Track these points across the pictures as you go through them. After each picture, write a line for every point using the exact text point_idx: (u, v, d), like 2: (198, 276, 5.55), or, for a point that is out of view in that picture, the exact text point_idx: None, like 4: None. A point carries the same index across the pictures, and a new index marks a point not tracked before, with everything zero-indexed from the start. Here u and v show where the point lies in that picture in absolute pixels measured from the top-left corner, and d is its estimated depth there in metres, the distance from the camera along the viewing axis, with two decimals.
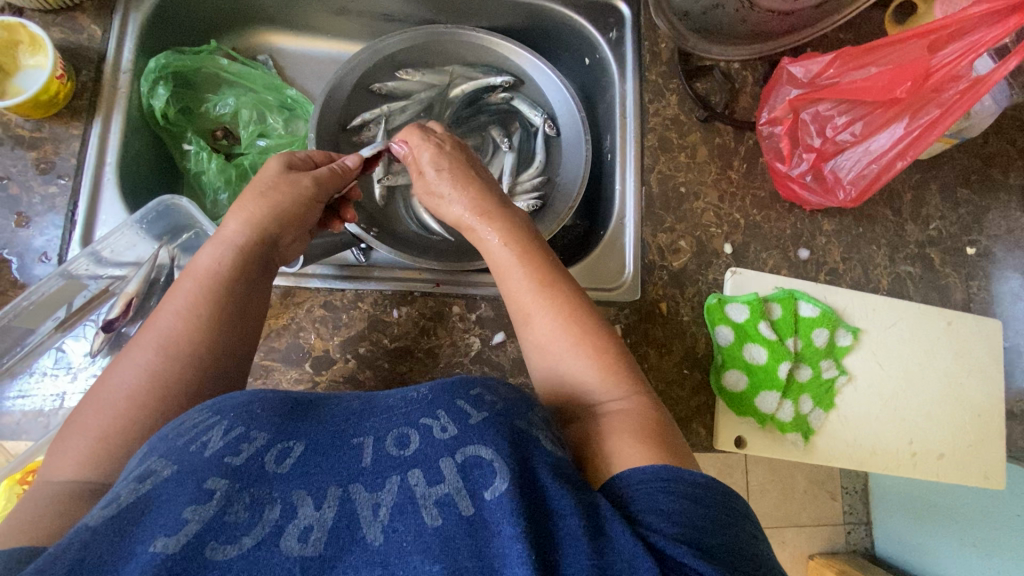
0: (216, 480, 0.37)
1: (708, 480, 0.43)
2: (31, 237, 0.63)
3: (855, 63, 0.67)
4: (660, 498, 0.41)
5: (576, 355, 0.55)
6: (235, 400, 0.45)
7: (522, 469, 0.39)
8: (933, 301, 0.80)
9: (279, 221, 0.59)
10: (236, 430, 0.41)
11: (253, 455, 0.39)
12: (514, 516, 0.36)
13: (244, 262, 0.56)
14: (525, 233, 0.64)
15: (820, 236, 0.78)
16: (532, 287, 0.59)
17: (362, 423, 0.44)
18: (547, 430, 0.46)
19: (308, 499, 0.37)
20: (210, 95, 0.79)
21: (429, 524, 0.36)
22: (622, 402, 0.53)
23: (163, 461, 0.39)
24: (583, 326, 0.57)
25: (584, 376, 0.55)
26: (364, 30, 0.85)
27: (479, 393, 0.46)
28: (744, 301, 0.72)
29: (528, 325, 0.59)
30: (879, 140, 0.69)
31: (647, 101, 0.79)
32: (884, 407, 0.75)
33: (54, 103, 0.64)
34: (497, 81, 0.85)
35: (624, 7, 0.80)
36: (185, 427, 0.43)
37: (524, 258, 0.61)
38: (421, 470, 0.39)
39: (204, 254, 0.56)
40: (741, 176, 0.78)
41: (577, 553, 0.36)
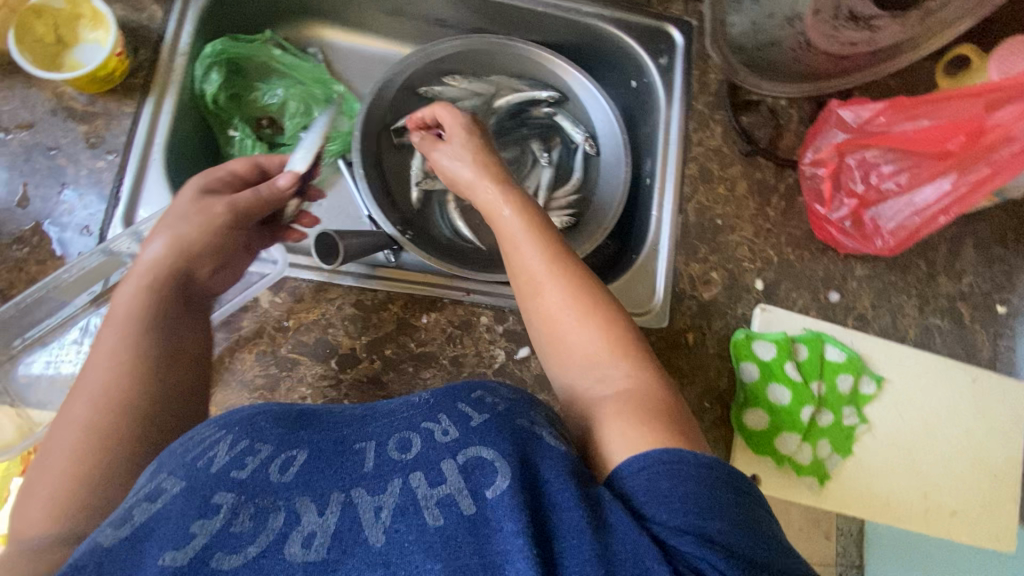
0: (224, 494, 0.39)
1: (713, 461, 0.43)
2: (75, 210, 0.64)
3: (906, 114, 0.68)
4: (661, 482, 0.42)
5: (586, 325, 0.55)
6: (239, 415, 0.47)
7: (523, 466, 0.41)
8: (959, 355, 0.80)
9: (192, 259, 0.59)
10: (241, 443, 0.43)
11: (257, 467, 0.41)
12: (516, 512, 0.38)
13: (157, 300, 0.56)
14: (532, 210, 0.63)
15: (851, 280, 0.78)
16: (543, 256, 0.59)
17: (363, 429, 0.46)
18: (550, 427, 0.47)
19: (311, 506, 0.38)
20: (260, 83, 0.80)
21: (431, 524, 0.38)
22: (630, 378, 0.52)
23: (172, 478, 0.40)
24: (593, 299, 0.57)
25: (593, 346, 0.55)
26: (416, 32, 0.86)
27: (481, 396, 0.48)
28: (772, 339, 0.71)
29: (539, 296, 0.58)
30: (923, 194, 0.69)
31: (692, 129, 0.79)
32: (901, 460, 0.74)
33: (110, 79, 0.66)
34: (543, 95, 0.85)
35: (677, 35, 0.81)
36: (192, 443, 0.44)
37: (537, 232, 0.61)
38: (423, 472, 0.41)
39: (122, 293, 0.56)
40: (778, 214, 0.78)
41: (578, 545, 0.37)
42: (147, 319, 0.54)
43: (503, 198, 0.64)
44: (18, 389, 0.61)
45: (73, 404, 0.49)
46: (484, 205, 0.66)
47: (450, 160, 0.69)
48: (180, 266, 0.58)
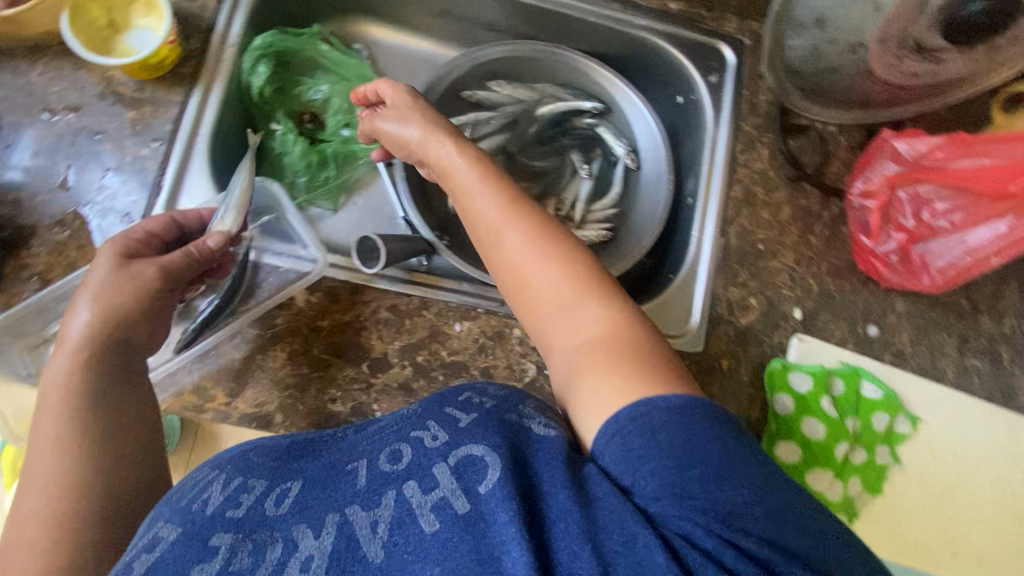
0: (221, 535, 0.41)
1: (681, 400, 0.43)
2: (117, 196, 0.64)
3: (966, 151, 0.68)
4: (634, 440, 0.42)
5: (550, 270, 0.54)
6: (231, 455, 0.50)
7: (512, 460, 0.42)
8: (997, 399, 0.77)
9: (122, 329, 0.55)
10: (235, 482, 0.45)
11: (252, 504, 0.43)
12: (507, 501, 0.39)
13: (89, 366, 0.53)
14: (484, 162, 0.62)
15: (892, 315, 0.75)
16: (497, 206, 0.58)
17: (355, 449, 0.49)
18: (540, 416, 0.49)
19: (307, 531, 0.41)
20: (305, 78, 0.80)
21: (427, 530, 0.40)
22: (598, 315, 0.52)
23: (168, 526, 0.42)
24: (555, 241, 0.56)
25: (559, 289, 0.53)
26: (463, 35, 0.85)
27: (467, 398, 0.49)
28: (809, 371, 0.70)
29: (500, 247, 0.56)
30: (977, 234, 0.69)
31: (738, 151, 0.77)
32: (930, 503, 0.73)
33: (160, 66, 0.66)
34: (586, 105, 0.84)
35: (729, 53, 0.79)
36: (186, 488, 0.47)
37: (495, 182, 0.60)
38: (415, 481, 0.42)
39: (55, 367, 0.52)
40: (822, 242, 0.76)
41: (566, 525, 0.39)
42: (93, 391, 0.52)
43: (455, 152, 0.62)
44: None
45: (35, 457, 0.49)
46: (436, 161, 0.63)
47: (396, 122, 0.66)
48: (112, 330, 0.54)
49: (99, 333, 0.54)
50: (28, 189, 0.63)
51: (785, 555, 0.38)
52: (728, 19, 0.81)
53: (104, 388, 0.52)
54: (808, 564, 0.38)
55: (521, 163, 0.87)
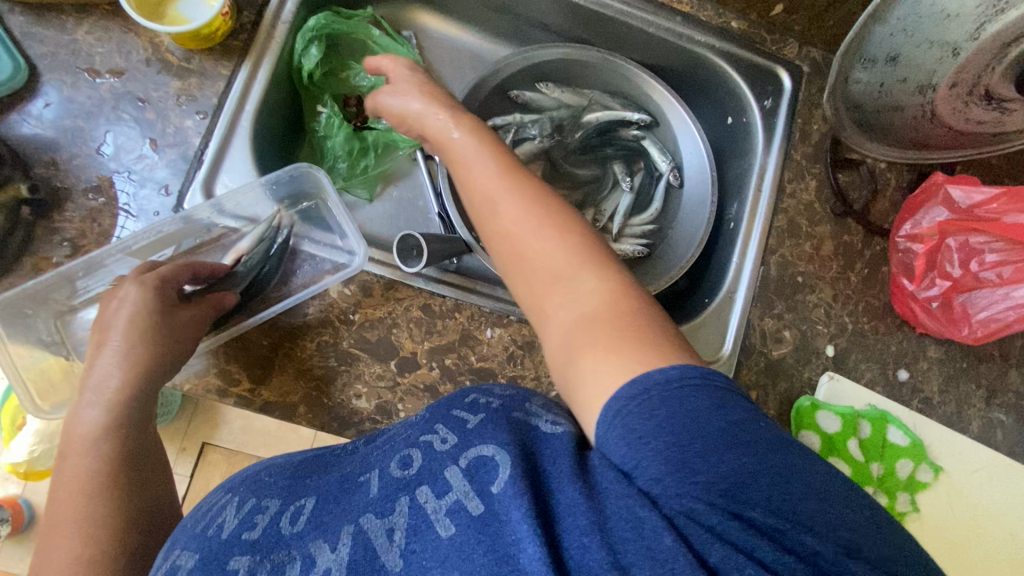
0: (239, 558, 0.42)
1: (680, 371, 0.40)
2: (156, 167, 0.62)
3: (1020, 205, 0.67)
4: (634, 421, 0.38)
5: (544, 237, 0.51)
6: (244, 477, 0.51)
7: (523, 457, 0.40)
8: (1018, 455, 0.76)
9: (151, 382, 0.54)
10: (248, 505, 0.46)
11: (268, 523, 0.44)
12: (520, 499, 0.37)
13: (118, 414, 0.52)
14: (483, 133, 0.59)
15: (923, 361, 0.74)
16: (494, 175, 0.55)
17: (367, 459, 0.47)
18: (548, 414, 0.47)
19: (324, 546, 0.41)
20: (354, 62, 0.78)
21: (443, 536, 0.38)
22: (598, 285, 0.47)
23: (187, 553, 0.43)
24: (551, 209, 0.52)
25: (553, 256, 0.50)
26: (516, 32, 0.83)
27: (474, 399, 0.47)
28: (838, 412, 0.69)
29: (495, 218, 0.54)
30: (1022, 289, 0.69)
31: (786, 180, 0.76)
32: (943, 552, 0.73)
33: (211, 38, 0.64)
34: (634, 117, 0.82)
35: (786, 79, 0.77)
36: (201, 514, 0.48)
37: (493, 152, 0.57)
38: (428, 486, 0.41)
39: (85, 413, 0.52)
40: (861, 280, 0.74)
41: (576, 519, 0.36)
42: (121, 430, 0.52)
43: (453, 123, 0.60)
44: (75, 341, 0.62)
45: (56, 483, 0.50)
46: (436, 131, 0.61)
47: (397, 97, 0.64)
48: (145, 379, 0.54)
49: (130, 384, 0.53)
50: (65, 151, 0.61)
51: (797, 526, 0.34)
52: (789, 43, 0.79)
53: (130, 433, 0.52)
54: (819, 533, 0.34)
55: (564, 169, 0.86)
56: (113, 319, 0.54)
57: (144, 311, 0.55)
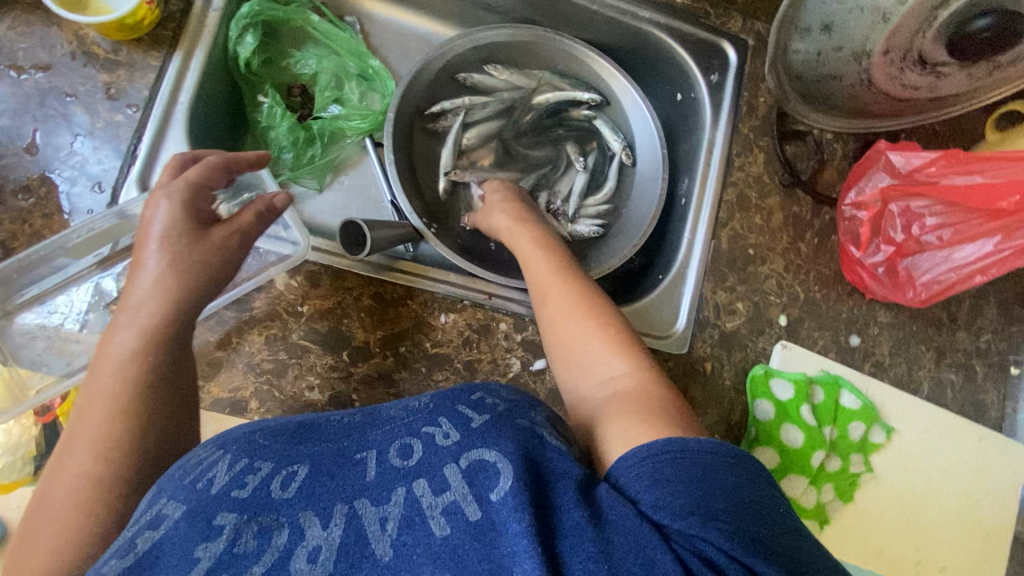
0: (226, 514, 0.39)
1: (715, 445, 0.42)
2: (88, 164, 0.60)
3: (960, 167, 0.67)
4: (664, 468, 0.41)
5: (581, 326, 0.55)
6: (236, 433, 0.47)
7: (527, 466, 0.41)
8: (967, 413, 0.79)
9: (183, 316, 0.53)
10: (239, 464, 0.43)
11: (258, 485, 0.41)
12: (521, 512, 0.38)
13: (151, 340, 0.51)
14: (539, 228, 0.68)
15: (874, 326, 0.76)
16: (548, 267, 0.61)
17: (365, 437, 0.46)
18: (552, 428, 0.47)
19: (315, 521, 0.39)
20: (294, 50, 0.76)
21: (437, 534, 0.38)
22: (630, 372, 0.52)
23: (173, 503, 0.40)
24: (591, 300, 0.57)
25: (589, 344, 0.55)
26: (461, 15, 0.82)
27: (480, 398, 0.48)
28: (790, 379, 0.71)
29: (544, 304, 0.59)
30: (964, 251, 0.69)
31: (735, 154, 0.77)
32: (900, 512, 0.74)
33: (137, 28, 0.61)
34: (584, 96, 0.82)
35: (731, 53, 0.78)
36: (189, 465, 0.44)
37: (549, 250, 0.64)
38: (425, 480, 0.41)
39: (119, 336, 0.51)
40: (810, 250, 0.76)
41: (580, 540, 0.37)
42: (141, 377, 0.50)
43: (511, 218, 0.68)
44: (12, 347, 0.58)
45: (86, 398, 0.49)
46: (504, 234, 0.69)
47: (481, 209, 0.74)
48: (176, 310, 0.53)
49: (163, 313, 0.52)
50: None
51: None
52: (733, 17, 0.79)
53: (165, 363, 0.51)
54: None
55: (516, 151, 0.86)
56: (149, 235, 0.53)
57: (180, 229, 0.54)
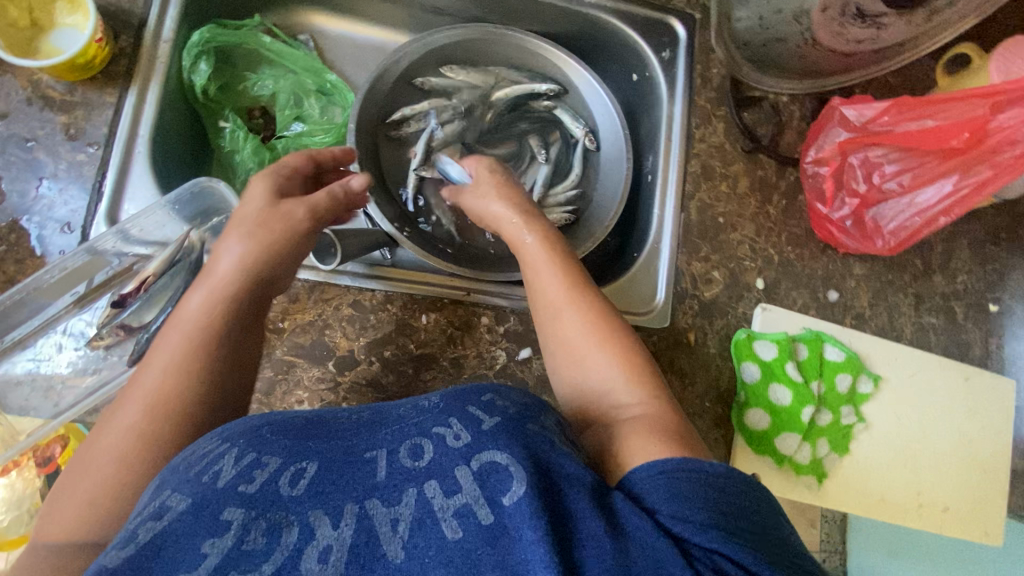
0: (233, 510, 0.37)
1: (728, 469, 0.42)
2: (54, 206, 0.61)
3: (912, 114, 0.67)
4: (682, 486, 0.40)
5: (599, 356, 0.54)
6: (241, 427, 0.45)
7: (539, 473, 0.39)
8: (952, 354, 0.80)
9: (244, 296, 0.54)
10: (247, 457, 0.41)
11: (266, 480, 0.39)
12: (535, 519, 0.36)
13: (216, 313, 0.52)
14: (553, 235, 0.63)
15: (850, 279, 0.77)
16: (561, 285, 0.58)
17: (374, 435, 0.44)
18: (561, 432, 0.46)
19: (326, 519, 0.37)
20: (250, 73, 0.77)
21: (449, 537, 0.36)
22: (648, 402, 0.51)
23: (176, 496, 0.38)
24: (608, 327, 0.56)
25: (607, 375, 0.54)
26: (412, 20, 0.83)
27: (490, 399, 0.46)
28: (772, 339, 0.71)
29: (560, 321, 0.57)
30: (925, 194, 0.69)
31: (695, 126, 0.78)
32: (897, 457, 0.75)
33: (89, 67, 0.62)
34: (542, 88, 0.83)
35: (680, 28, 0.79)
36: (195, 457, 0.42)
37: (557, 260, 0.60)
38: (436, 481, 0.39)
39: (192, 299, 0.53)
40: (779, 212, 0.77)
41: (600, 552, 0.36)
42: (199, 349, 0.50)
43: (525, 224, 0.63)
44: None
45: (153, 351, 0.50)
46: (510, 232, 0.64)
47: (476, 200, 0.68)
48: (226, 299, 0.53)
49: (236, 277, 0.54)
50: None
51: None
52: None
53: (224, 341, 0.51)
54: None
55: (478, 151, 0.87)
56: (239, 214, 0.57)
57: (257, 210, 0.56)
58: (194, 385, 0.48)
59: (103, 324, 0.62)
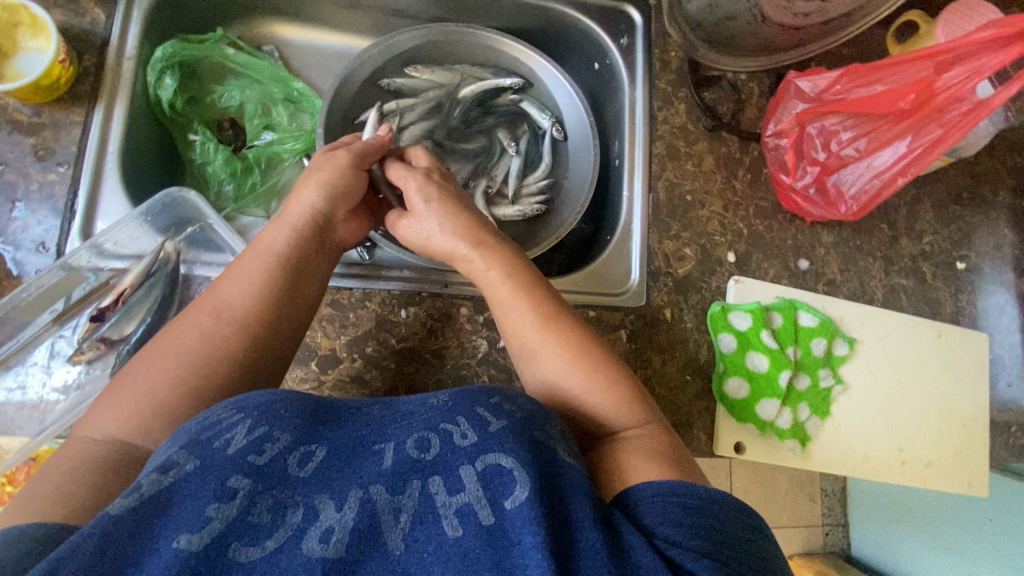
0: (238, 478, 0.35)
1: (725, 497, 0.41)
2: (27, 226, 0.61)
3: (862, 80, 0.68)
4: (678, 512, 0.39)
5: (587, 391, 0.53)
6: (256, 399, 0.42)
7: (544, 480, 0.37)
8: (925, 313, 0.82)
9: (302, 253, 0.57)
10: (259, 429, 0.39)
11: (276, 455, 0.38)
12: (536, 525, 0.34)
13: (269, 277, 0.54)
14: (519, 266, 0.60)
15: (819, 247, 0.79)
16: (534, 324, 0.57)
17: (383, 429, 0.42)
18: (566, 446, 0.43)
19: (330, 502, 0.35)
20: (217, 86, 0.78)
21: (449, 535, 0.34)
22: (641, 428, 0.51)
23: (186, 454, 0.37)
24: (591, 360, 0.55)
25: (597, 409, 0.52)
26: (373, 25, 0.85)
27: (499, 402, 0.43)
28: (747, 309, 0.73)
29: (538, 357, 0.56)
30: (881, 157, 0.71)
31: (657, 108, 0.80)
32: (878, 417, 0.77)
33: (55, 87, 0.62)
34: (507, 82, 0.85)
35: (635, 14, 0.81)
36: (208, 423, 0.41)
37: (520, 299, 0.58)
38: (440, 477, 0.37)
39: (270, 232, 0.57)
40: (744, 186, 0.79)
41: (595, 566, 0.34)
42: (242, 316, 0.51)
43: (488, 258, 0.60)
44: None
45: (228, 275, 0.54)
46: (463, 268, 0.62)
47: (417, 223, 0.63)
48: (266, 271, 0.54)
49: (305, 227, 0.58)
50: None
51: None
52: None
53: (277, 298, 0.54)
54: None
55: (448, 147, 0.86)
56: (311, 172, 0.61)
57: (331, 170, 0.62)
58: (234, 344, 0.50)
59: (84, 339, 0.63)
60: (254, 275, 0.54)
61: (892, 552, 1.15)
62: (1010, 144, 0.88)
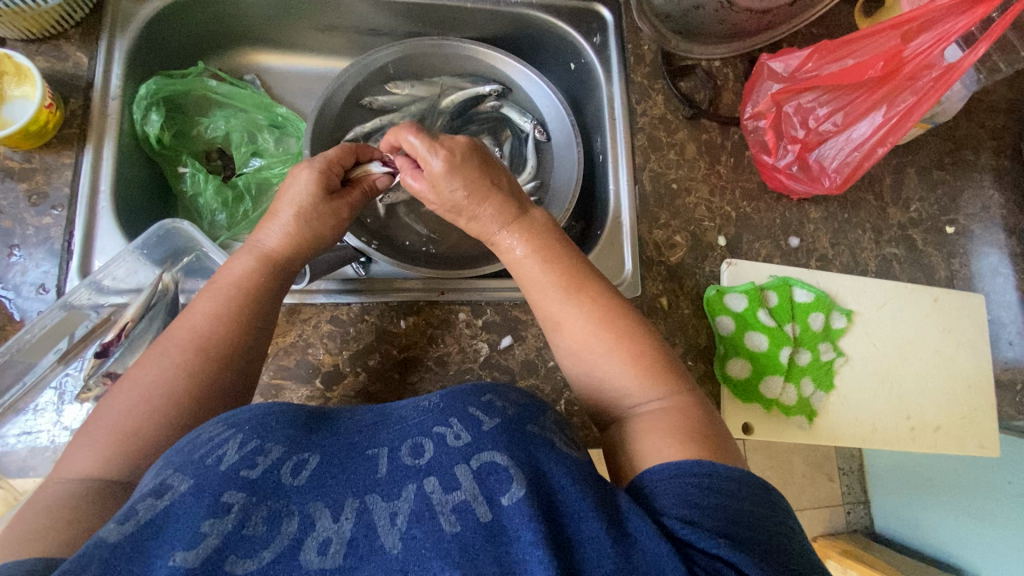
0: (233, 493, 0.36)
1: (742, 475, 0.42)
2: (26, 271, 0.62)
3: (832, 57, 0.70)
4: (692, 491, 0.40)
5: (611, 361, 0.53)
6: (249, 414, 0.43)
7: (535, 475, 0.38)
8: (919, 279, 0.82)
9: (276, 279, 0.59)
10: (251, 443, 0.40)
11: (268, 467, 0.38)
12: (532, 520, 0.35)
13: (232, 306, 0.55)
14: (543, 233, 0.60)
15: (808, 224, 0.80)
16: (558, 294, 0.56)
17: (376, 434, 0.43)
18: (560, 433, 0.45)
19: (326, 512, 0.35)
20: (202, 118, 0.80)
21: (447, 531, 0.34)
22: (659, 402, 0.51)
23: (180, 475, 0.37)
24: (612, 330, 0.54)
25: (617, 381, 0.53)
26: (352, 45, 0.87)
27: (490, 399, 0.44)
28: (743, 291, 0.74)
29: (559, 334, 0.56)
30: (860, 129, 0.71)
31: (635, 101, 0.81)
32: (883, 387, 0.78)
33: (43, 132, 0.63)
34: (487, 89, 0.86)
35: (607, 12, 0.82)
36: (201, 440, 0.41)
37: (546, 266, 0.57)
38: (436, 478, 0.37)
39: (236, 262, 0.58)
40: (728, 170, 0.80)
41: (600, 555, 0.34)
42: (226, 332, 0.53)
43: (516, 233, 0.59)
44: None
45: (202, 300, 0.55)
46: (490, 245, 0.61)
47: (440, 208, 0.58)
48: (262, 283, 0.57)
49: (286, 254, 0.60)
50: None
51: None
52: None
53: (258, 321, 0.56)
54: None
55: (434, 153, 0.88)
56: (285, 197, 0.62)
57: (313, 194, 0.61)
58: (220, 368, 0.52)
59: (89, 376, 0.62)
60: (220, 299, 0.55)
61: (915, 525, 1.13)
62: (986, 107, 0.89)
